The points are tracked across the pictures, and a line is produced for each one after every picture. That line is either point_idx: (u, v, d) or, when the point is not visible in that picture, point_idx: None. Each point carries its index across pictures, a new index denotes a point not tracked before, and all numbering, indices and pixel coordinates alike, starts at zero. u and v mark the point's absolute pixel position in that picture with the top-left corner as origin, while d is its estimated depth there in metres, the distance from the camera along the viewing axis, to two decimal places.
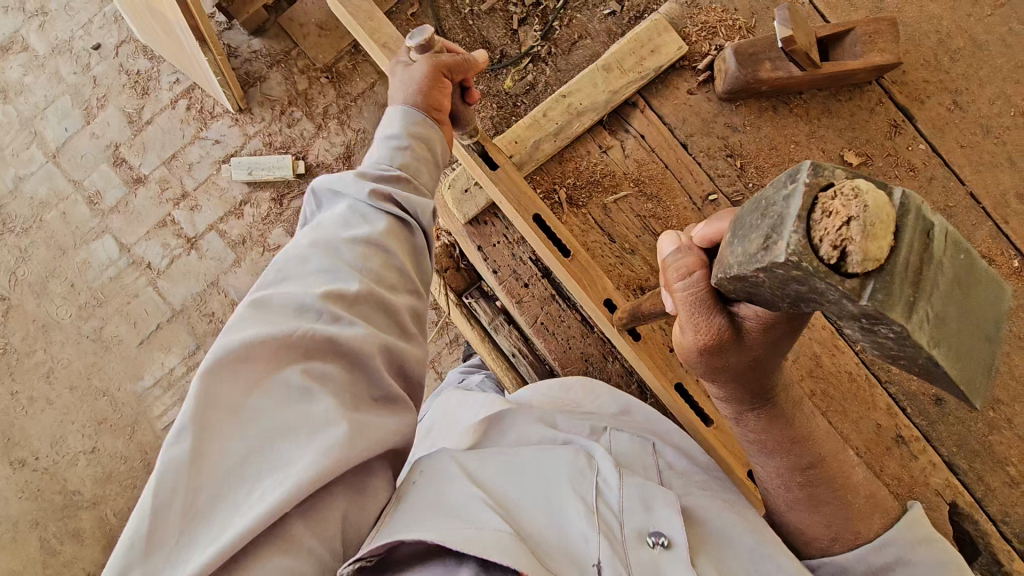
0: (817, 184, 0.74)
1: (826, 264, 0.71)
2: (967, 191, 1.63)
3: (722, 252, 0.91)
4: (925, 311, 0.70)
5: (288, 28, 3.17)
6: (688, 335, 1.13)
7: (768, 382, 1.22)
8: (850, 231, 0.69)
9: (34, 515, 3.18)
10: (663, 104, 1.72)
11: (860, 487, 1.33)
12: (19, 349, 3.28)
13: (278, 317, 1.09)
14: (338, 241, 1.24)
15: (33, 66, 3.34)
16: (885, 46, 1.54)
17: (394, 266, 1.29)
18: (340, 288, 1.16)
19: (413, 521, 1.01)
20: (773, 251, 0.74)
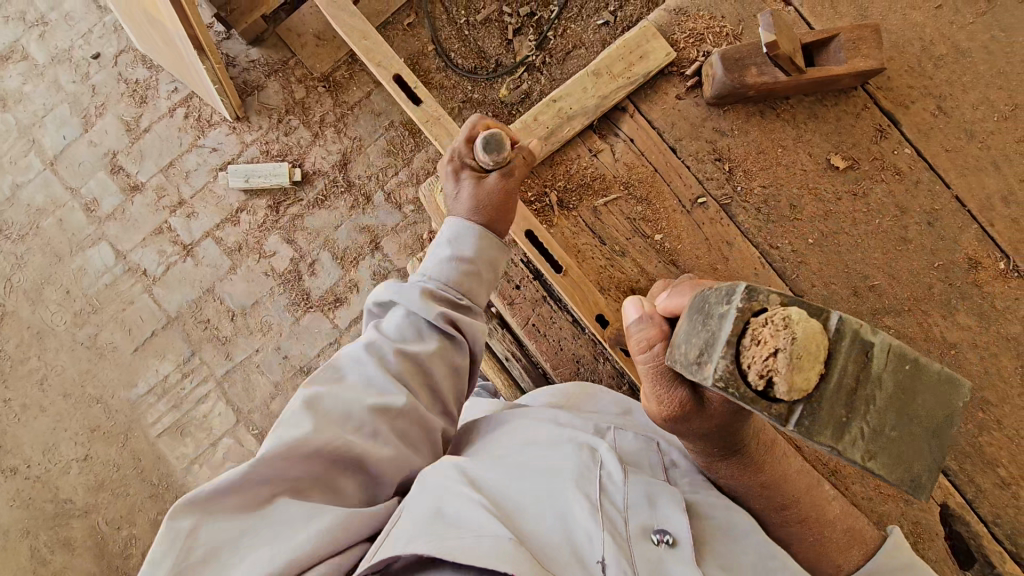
0: (749, 308, 0.79)
1: (754, 389, 0.78)
2: (953, 194, 1.65)
3: (674, 339, 0.98)
4: (854, 435, 0.76)
5: (286, 38, 3.21)
6: (651, 403, 1.20)
7: (736, 438, 1.21)
8: (774, 363, 0.75)
9: (25, 523, 3.16)
10: (652, 109, 1.75)
11: (835, 521, 1.33)
12: (13, 356, 3.27)
13: (329, 416, 1.16)
14: (390, 347, 1.33)
15: (32, 75, 3.37)
16: (869, 53, 1.57)
17: (429, 386, 1.38)
18: (387, 403, 1.23)
19: (414, 536, 1.03)
20: (705, 371, 0.83)
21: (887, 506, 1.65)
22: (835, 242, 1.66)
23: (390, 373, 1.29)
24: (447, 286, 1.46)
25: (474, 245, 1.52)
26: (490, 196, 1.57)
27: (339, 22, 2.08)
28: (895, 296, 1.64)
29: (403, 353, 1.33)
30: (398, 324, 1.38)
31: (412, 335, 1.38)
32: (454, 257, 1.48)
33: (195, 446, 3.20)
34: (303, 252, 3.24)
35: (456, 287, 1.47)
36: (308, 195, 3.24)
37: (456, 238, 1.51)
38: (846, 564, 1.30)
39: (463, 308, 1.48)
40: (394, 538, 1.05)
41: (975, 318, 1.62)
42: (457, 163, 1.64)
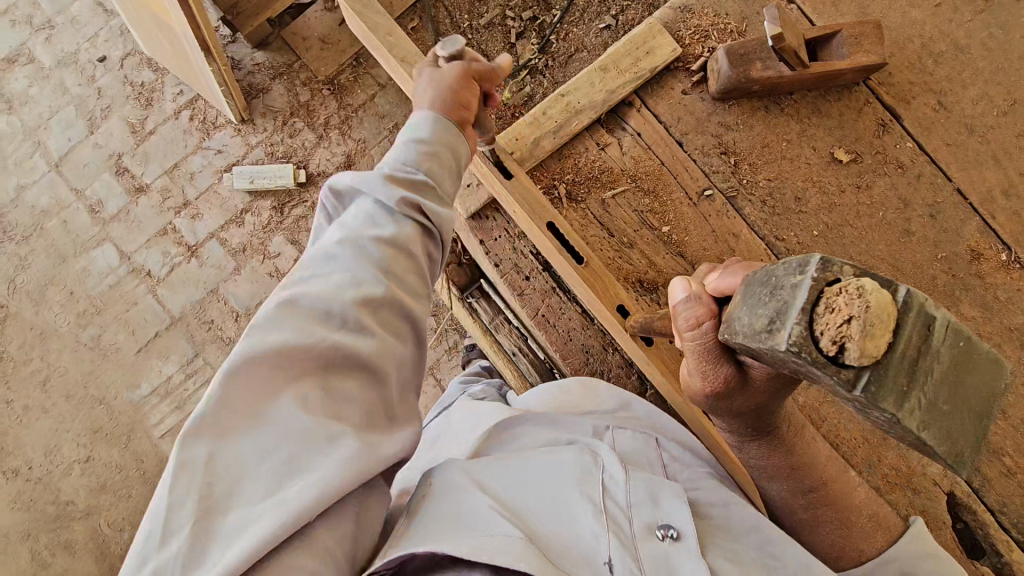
0: (824, 278, 0.77)
1: (824, 355, 0.76)
2: (954, 187, 1.68)
3: (729, 313, 0.95)
4: (916, 405, 0.75)
5: (291, 42, 3.25)
6: (696, 380, 1.17)
7: (768, 419, 1.25)
8: (849, 329, 0.73)
9: (26, 526, 3.14)
10: (658, 104, 1.78)
11: (860, 507, 1.35)
12: (15, 357, 3.27)
13: (307, 319, 1.05)
14: (360, 235, 1.17)
15: (38, 77, 3.39)
16: (871, 48, 1.61)
17: (415, 275, 1.24)
18: (368, 294, 1.11)
19: (424, 533, 1.03)
20: (776, 337, 0.80)
21: (895, 496, 1.66)
22: (840, 234, 1.69)
23: (367, 259, 1.15)
24: (404, 164, 1.31)
25: (431, 128, 1.38)
26: (450, 82, 1.42)
27: (359, 19, 1.88)
28: (899, 286, 1.66)
29: (375, 239, 1.18)
30: (361, 212, 1.22)
31: (385, 221, 1.22)
32: (409, 139, 1.34)
33: None
34: None
35: (417, 165, 1.32)
36: (313, 197, 3.27)
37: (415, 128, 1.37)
38: (869, 547, 1.32)
39: (425, 187, 1.30)
40: (400, 538, 1.04)
41: (978, 309, 1.64)
42: (419, 73, 1.55)
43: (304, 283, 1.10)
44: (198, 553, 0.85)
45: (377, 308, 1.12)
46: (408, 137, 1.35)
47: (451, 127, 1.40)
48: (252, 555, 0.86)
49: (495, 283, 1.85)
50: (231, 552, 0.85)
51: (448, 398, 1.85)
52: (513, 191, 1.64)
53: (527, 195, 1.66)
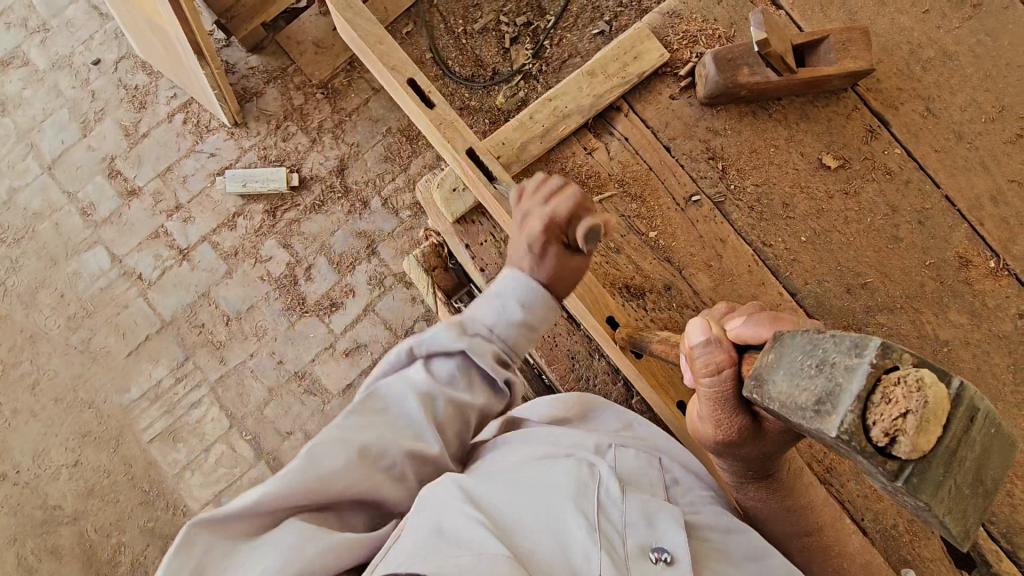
0: (882, 364, 0.73)
1: (873, 444, 0.73)
2: (943, 194, 1.68)
3: (765, 376, 0.91)
4: (947, 496, 0.74)
5: (286, 46, 3.26)
6: (708, 429, 1.14)
7: (769, 466, 1.24)
8: (904, 423, 0.70)
9: (12, 531, 3.11)
10: (646, 109, 1.77)
11: (855, 556, 1.39)
12: (5, 360, 3.25)
13: (367, 458, 1.15)
14: (438, 393, 1.26)
15: (32, 80, 3.39)
16: (858, 54, 1.61)
17: (462, 435, 1.32)
18: (422, 449, 1.21)
19: (410, 556, 1.01)
20: (826, 421, 0.76)
21: (883, 506, 1.65)
22: (827, 240, 1.68)
23: (429, 417, 1.23)
24: (508, 351, 1.35)
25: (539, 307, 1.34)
26: (570, 269, 1.35)
27: (351, 27, 1.72)
28: (886, 293, 1.66)
29: (447, 400, 1.26)
30: (445, 366, 1.29)
31: (460, 385, 1.30)
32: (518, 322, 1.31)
33: (188, 453, 3.16)
34: (300, 257, 3.24)
35: (513, 352, 1.36)
36: (305, 200, 3.26)
37: (528, 301, 1.32)
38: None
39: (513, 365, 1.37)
40: (388, 559, 1.03)
41: (967, 316, 1.63)
42: (528, 210, 1.36)
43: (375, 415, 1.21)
44: None
45: (422, 460, 1.22)
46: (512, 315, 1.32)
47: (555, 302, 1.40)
48: None
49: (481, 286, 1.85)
50: None
51: None
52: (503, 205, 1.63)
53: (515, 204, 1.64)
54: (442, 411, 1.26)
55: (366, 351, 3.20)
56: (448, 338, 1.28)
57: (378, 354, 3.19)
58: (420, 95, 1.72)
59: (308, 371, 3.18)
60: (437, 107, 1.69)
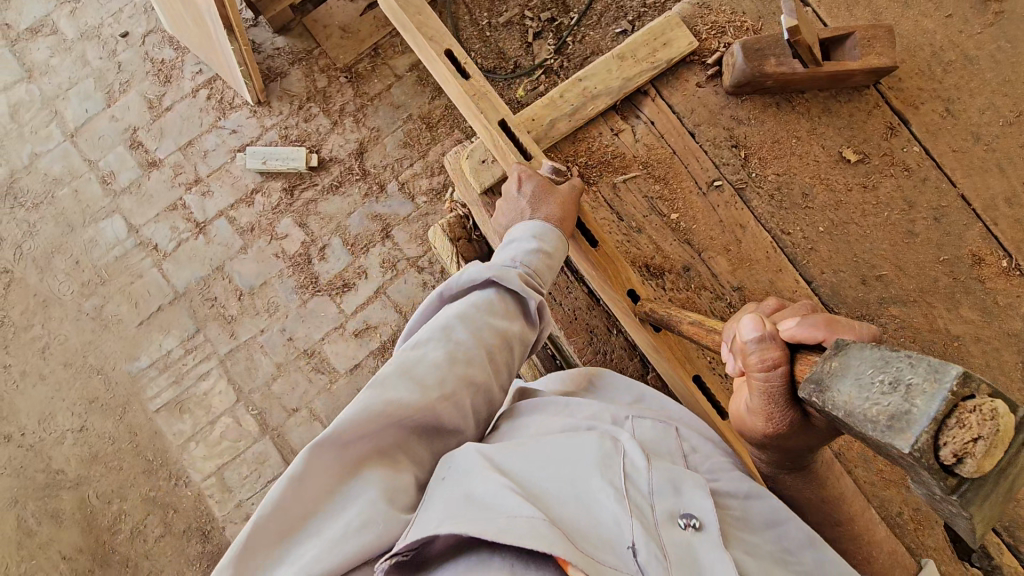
0: (961, 391, 0.72)
1: (939, 461, 0.74)
2: (958, 193, 1.71)
3: (829, 386, 0.89)
4: (989, 510, 0.77)
5: (312, 29, 3.33)
6: (758, 424, 1.14)
7: (803, 459, 1.28)
8: (974, 447, 0.71)
9: (14, 492, 3.13)
10: (673, 94, 1.81)
11: (883, 543, 1.41)
12: (17, 323, 3.28)
13: (421, 383, 1.20)
14: (482, 324, 1.36)
15: (60, 49, 3.44)
16: (882, 50, 1.65)
17: (507, 363, 1.41)
18: (473, 375, 1.28)
19: (443, 519, 1.03)
20: (897, 437, 0.76)
21: (889, 494, 1.68)
22: (845, 232, 1.72)
23: (477, 347, 1.32)
24: (534, 274, 1.49)
25: (551, 240, 1.56)
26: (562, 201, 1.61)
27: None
28: (900, 287, 1.69)
29: (491, 328, 1.36)
30: (484, 303, 1.40)
31: (499, 312, 1.41)
32: (539, 250, 1.51)
33: (193, 424, 3.19)
34: (315, 236, 3.27)
35: (539, 277, 1.50)
36: (323, 180, 3.30)
37: (541, 233, 1.54)
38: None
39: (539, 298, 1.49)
40: (420, 521, 1.05)
41: (978, 313, 1.67)
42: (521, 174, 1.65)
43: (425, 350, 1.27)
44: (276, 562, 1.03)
45: (475, 388, 1.28)
46: (536, 244, 1.52)
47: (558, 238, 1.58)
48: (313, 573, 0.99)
49: None
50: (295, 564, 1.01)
51: None
52: None
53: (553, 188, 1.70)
54: (487, 337, 1.35)
55: (376, 332, 3.22)
56: (474, 272, 1.44)
57: (388, 336, 3.22)
58: (455, 66, 1.77)
59: (317, 349, 3.20)
60: (472, 77, 1.74)
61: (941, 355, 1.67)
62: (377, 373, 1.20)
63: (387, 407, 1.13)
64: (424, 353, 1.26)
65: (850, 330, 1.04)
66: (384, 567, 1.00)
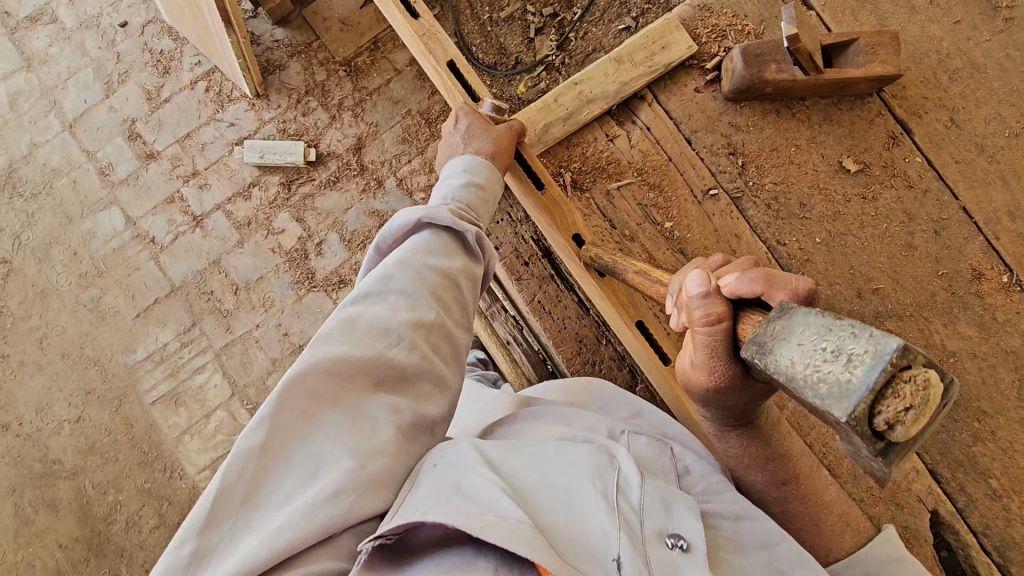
0: (899, 362, 0.68)
1: (871, 429, 0.71)
2: (961, 206, 1.68)
3: (772, 347, 0.85)
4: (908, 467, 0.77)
5: (312, 22, 3.29)
6: (699, 376, 1.13)
7: (751, 416, 1.29)
8: (906, 417, 0.68)
9: (11, 480, 3.15)
10: (670, 99, 1.78)
11: (831, 505, 1.44)
12: (15, 313, 3.29)
13: (365, 334, 1.19)
14: (421, 265, 1.32)
15: (59, 38, 3.42)
16: (886, 58, 1.61)
17: (460, 302, 1.39)
18: (420, 317, 1.25)
19: (432, 506, 1.00)
20: (835, 405, 0.72)
21: (877, 509, 1.67)
22: (842, 243, 1.69)
23: (419, 287, 1.29)
24: (465, 206, 1.47)
25: (486, 177, 1.56)
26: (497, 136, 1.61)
27: None
28: (897, 301, 1.67)
29: (432, 268, 1.34)
30: (423, 244, 1.37)
31: (437, 250, 1.38)
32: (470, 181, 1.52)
33: (189, 417, 3.20)
34: (312, 232, 3.26)
35: (474, 209, 1.49)
36: (320, 175, 3.28)
37: (472, 168, 1.53)
38: (837, 549, 1.41)
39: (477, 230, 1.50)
40: (407, 507, 1.03)
41: (975, 329, 1.65)
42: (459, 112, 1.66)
43: (366, 303, 1.25)
44: (237, 538, 0.98)
45: (427, 330, 1.26)
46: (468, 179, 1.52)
47: (494, 173, 1.57)
48: (281, 543, 0.95)
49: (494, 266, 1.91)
50: (259, 537, 0.97)
51: None
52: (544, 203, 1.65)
53: (555, 204, 1.66)
54: (431, 278, 1.32)
55: None
56: (404, 215, 1.41)
57: None
58: (409, 12, 1.88)
59: None
60: (422, 17, 1.87)
61: None
62: (318, 331, 1.17)
63: (329, 363, 1.11)
64: (364, 305, 1.24)
65: (788, 283, 1.01)
66: (367, 548, 0.96)
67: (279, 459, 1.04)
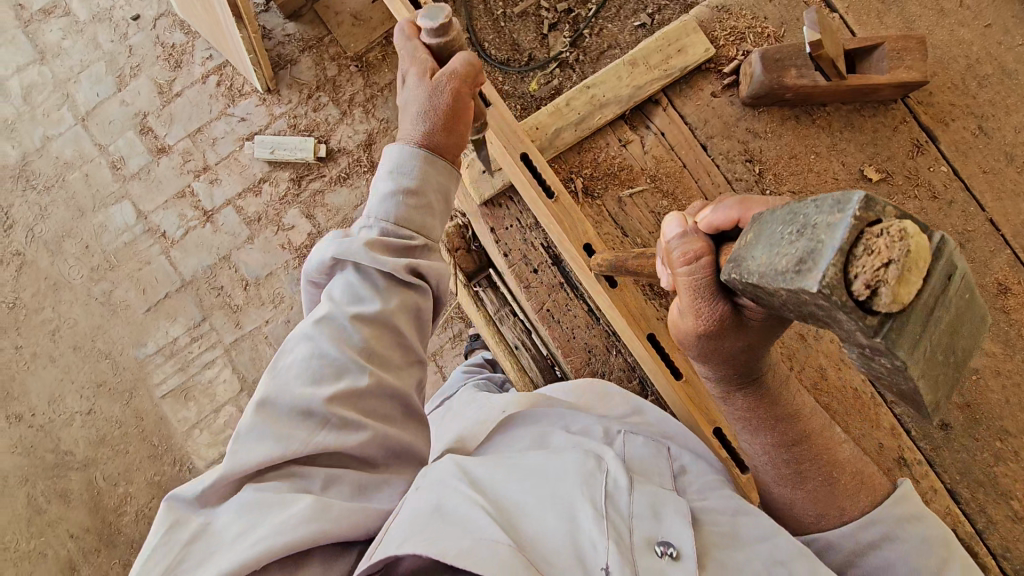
0: (865, 217, 0.68)
1: (854, 300, 0.68)
2: (987, 217, 1.63)
3: (742, 255, 0.86)
4: (922, 355, 0.70)
5: (323, 16, 3.26)
6: (688, 321, 1.09)
7: (754, 366, 1.19)
8: (888, 273, 0.65)
9: (24, 470, 3.20)
10: (686, 104, 1.73)
11: (846, 464, 1.29)
12: (28, 305, 3.32)
13: (285, 419, 1.10)
14: (346, 321, 1.19)
15: (72, 31, 3.42)
16: (912, 64, 1.55)
17: (401, 346, 1.27)
18: (347, 387, 1.14)
19: (409, 535, 0.99)
20: (806, 279, 0.70)
21: None
22: None
23: (347, 349, 1.17)
24: (394, 226, 1.31)
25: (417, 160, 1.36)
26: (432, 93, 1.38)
27: None
28: None
29: (361, 321, 1.21)
30: (348, 291, 1.24)
31: (367, 295, 1.24)
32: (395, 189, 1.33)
33: (198, 411, 3.22)
34: (322, 228, 3.25)
35: (403, 229, 1.33)
36: (331, 171, 3.26)
37: (401, 156, 1.36)
38: (851, 509, 1.28)
39: (416, 249, 1.34)
40: (387, 539, 1.01)
41: (1000, 345, 1.63)
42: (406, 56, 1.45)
43: (284, 378, 1.14)
44: None
45: (358, 399, 1.16)
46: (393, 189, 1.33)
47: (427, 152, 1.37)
48: None
49: (503, 272, 1.88)
50: None
51: (450, 386, 1.92)
52: (554, 212, 1.62)
53: (565, 212, 1.64)
54: (359, 334, 1.19)
55: None
56: (325, 252, 1.28)
57: None
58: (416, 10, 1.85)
59: None
60: None
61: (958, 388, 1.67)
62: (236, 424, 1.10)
63: (246, 461, 1.05)
64: (283, 381, 1.14)
65: (762, 206, 1.07)
66: None
67: (203, 544, 0.99)
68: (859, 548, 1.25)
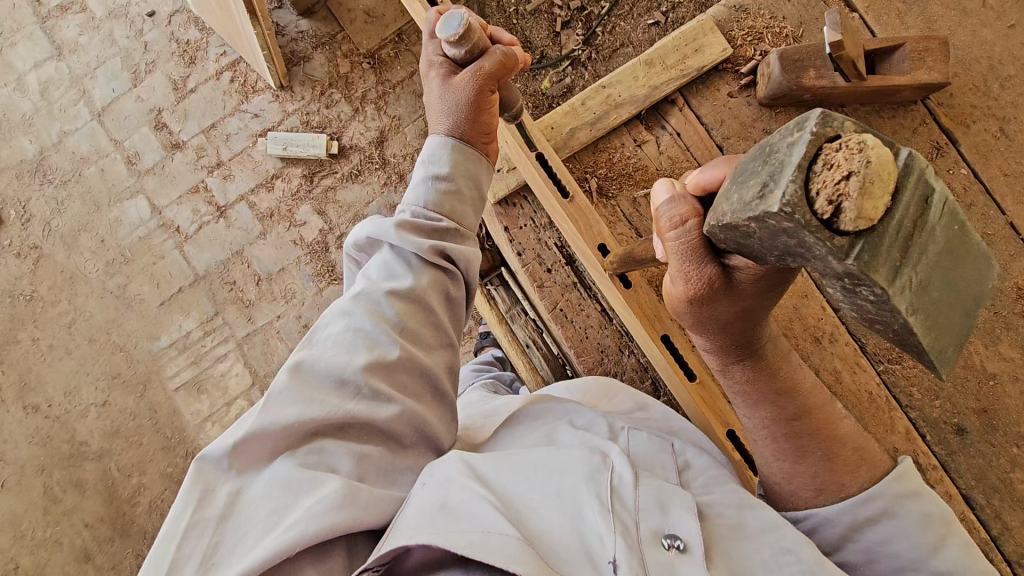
0: (823, 133, 0.71)
1: (819, 219, 0.70)
2: (1007, 221, 1.62)
3: (719, 201, 0.89)
4: (906, 284, 0.72)
5: (336, 13, 3.27)
6: (678, 286, 1.13)
7: (754, 335, 1.23)
8: (847, 186, 0.68)
9: (40, 460, 3.25)
10: (702, 104, 1.73)
11: (847, 439, 1.29)
12: (44, 297, 3.36)
13: (321, 387, 1.13)
14: (379, 295, 1.24)
15: (89, 27, 3.45)
16: (933, 65, 1.53)
17: (432, 326, 1.31)
18: (380, 357, 1.17)
19: (417, 528, 1.00)
20: (769, 203, 0.74)
21: None
22: None
23: (382, 322, 1.21)
24: (428, 209, 1.36)
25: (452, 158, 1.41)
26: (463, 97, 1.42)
27: None
28: None
29: (394, 296, 1.25)
30: (382, 266, 1.30)
31: (401, 272, 1.29)
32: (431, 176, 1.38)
33: (211, 404, 3.26)
34: (333, 225, 3.27)
35: (440, 209, 1.37)
36: (343, 168, 3.28)
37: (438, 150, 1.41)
38: (851, 484, 1.25)
39: (448, 232, 1.37)
40: (396, 530, 1.02)
41: (1019, 350, 1.64)
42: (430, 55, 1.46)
43: (321, 349, 1.18)
44: None
45: (391, 371, 1.18)
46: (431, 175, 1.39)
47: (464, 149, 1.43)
48: None
49: (516, 271, 1.88)
50: None
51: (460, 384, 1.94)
52: (569, 212, 1.63)
53: (580, 212, 1.64)
54: (392, 309, 1.23)
55: None
56: (364, 230, 1.34)
57: None
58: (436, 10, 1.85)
59: None
60: None
61: (975, 393, 1.67)
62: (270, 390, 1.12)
63: (280, 424, 1.06)
64: (320, 352, 1.17)
65: None
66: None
67: (237, 522, 1.00)
68: (858, 522, 1.22)
